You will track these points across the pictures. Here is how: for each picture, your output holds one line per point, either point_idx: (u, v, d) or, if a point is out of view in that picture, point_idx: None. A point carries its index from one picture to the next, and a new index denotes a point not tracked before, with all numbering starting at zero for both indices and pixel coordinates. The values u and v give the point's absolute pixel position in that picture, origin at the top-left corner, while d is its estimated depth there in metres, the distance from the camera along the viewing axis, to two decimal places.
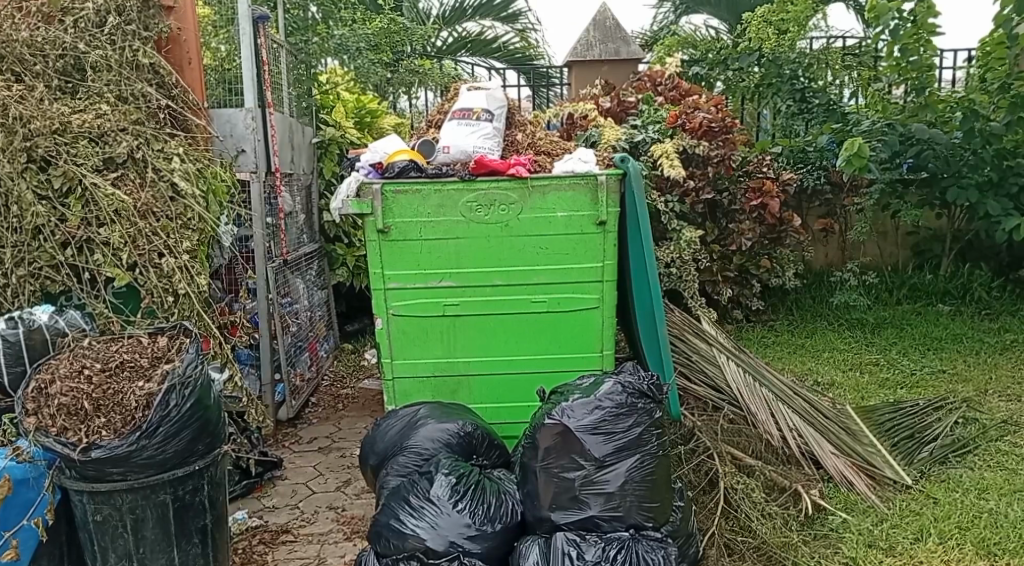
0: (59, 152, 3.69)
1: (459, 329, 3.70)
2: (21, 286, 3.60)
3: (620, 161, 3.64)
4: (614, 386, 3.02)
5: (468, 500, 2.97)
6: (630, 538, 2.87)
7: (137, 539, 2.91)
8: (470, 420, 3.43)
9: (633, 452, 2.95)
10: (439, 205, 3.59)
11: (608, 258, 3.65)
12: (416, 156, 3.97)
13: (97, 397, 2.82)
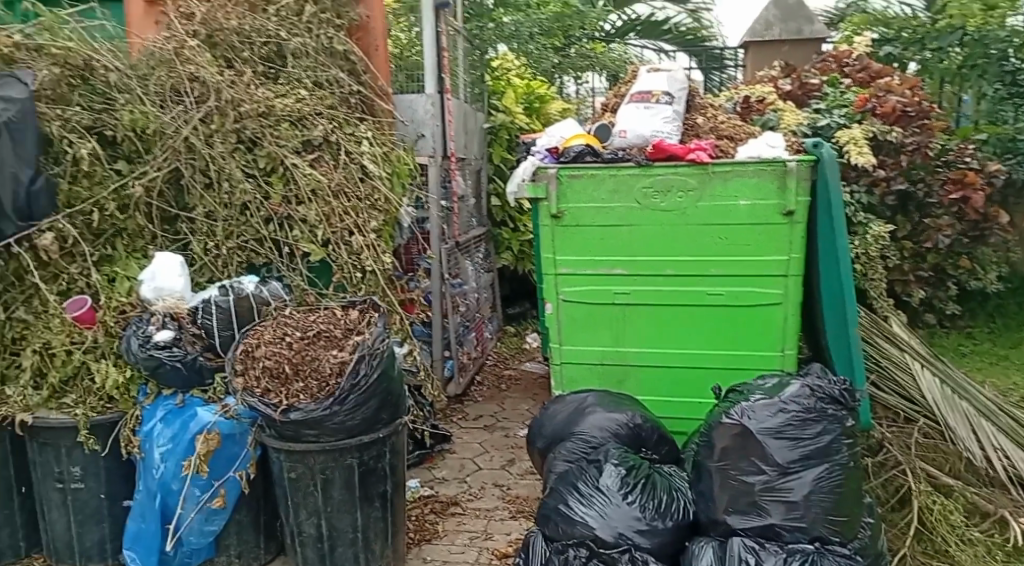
0: (264, 134, 3.98)
1: (630, 317, 3.70)
2: (230, 257, 3.87)
3: (812, 147, 3.51)
4: (801, 389, 2.96)
5: (638, 493, 2.99)
6: (815, 552, 2.80)
7: (325, 498, 3.11)
8: (640, 411, 3.44)
9: (821, 460, 2.88)
10: (615, 190, 3.60)
11: (794, 250, 3.51)
12: (592, 140, 3.99)
13: (296, 362, 3.04)
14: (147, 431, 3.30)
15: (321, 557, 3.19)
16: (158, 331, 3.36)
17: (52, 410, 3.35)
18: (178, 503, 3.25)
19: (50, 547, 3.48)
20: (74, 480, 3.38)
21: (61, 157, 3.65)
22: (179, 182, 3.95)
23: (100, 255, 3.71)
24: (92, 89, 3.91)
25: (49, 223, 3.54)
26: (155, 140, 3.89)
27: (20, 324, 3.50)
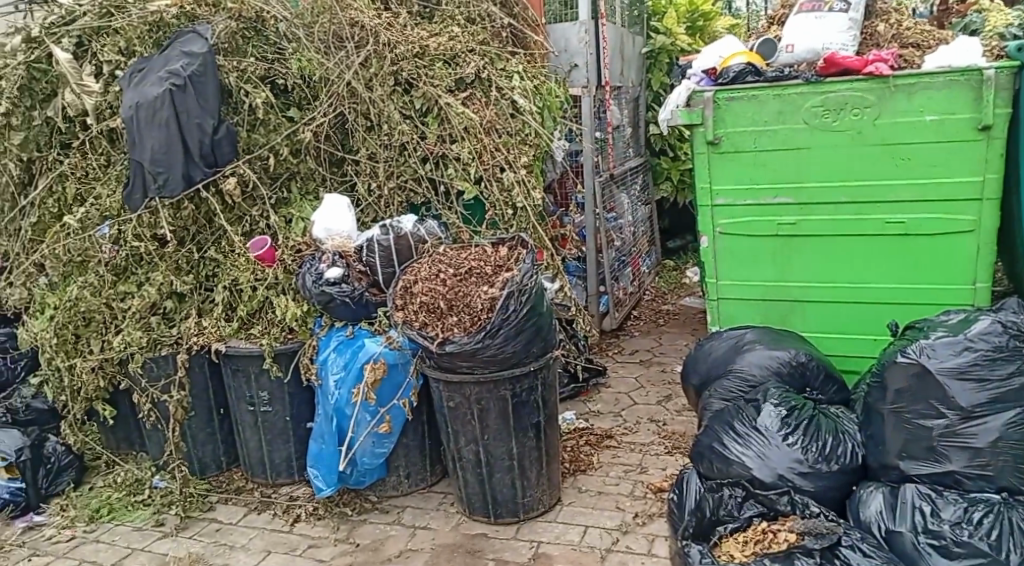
0: (419, 75, 4.06)
1: (796, 249, 3.49)
2: (391, 198, 3.98)
3: (1015, 52, 3.12)
4: (992, 326, 2.71)
5: (800, 434, 2.89)
6: (1002, 503, 2.58)
7: (483, 427, 3.23)
8: (805, 349, 3.27)
9: (1014, 404, 2.65)
10: (780, 111, 3.37)
11: (992, 171, 3.15)
12: (754, 58, 3.72)
13: (450, 298, 3.14)
14: (322, 360, 3.52)
15: (480, 481, 3.32)
16: (329, 268, 3.56)
17: (243, 338, 3.62)
18: (349, 427, 3.45)
19: (246, 461, 3.81)
20: (263, 403, 3.67)
21: (240, 106, 3.92)
22: (344, 126, 4.10)
23: (279, 198, 3.94)
24: (264, 41, 4.10)
25: (232, 169, 3.77)
26: (322, 87, 4.08)
27: (213, 262, 3.82)
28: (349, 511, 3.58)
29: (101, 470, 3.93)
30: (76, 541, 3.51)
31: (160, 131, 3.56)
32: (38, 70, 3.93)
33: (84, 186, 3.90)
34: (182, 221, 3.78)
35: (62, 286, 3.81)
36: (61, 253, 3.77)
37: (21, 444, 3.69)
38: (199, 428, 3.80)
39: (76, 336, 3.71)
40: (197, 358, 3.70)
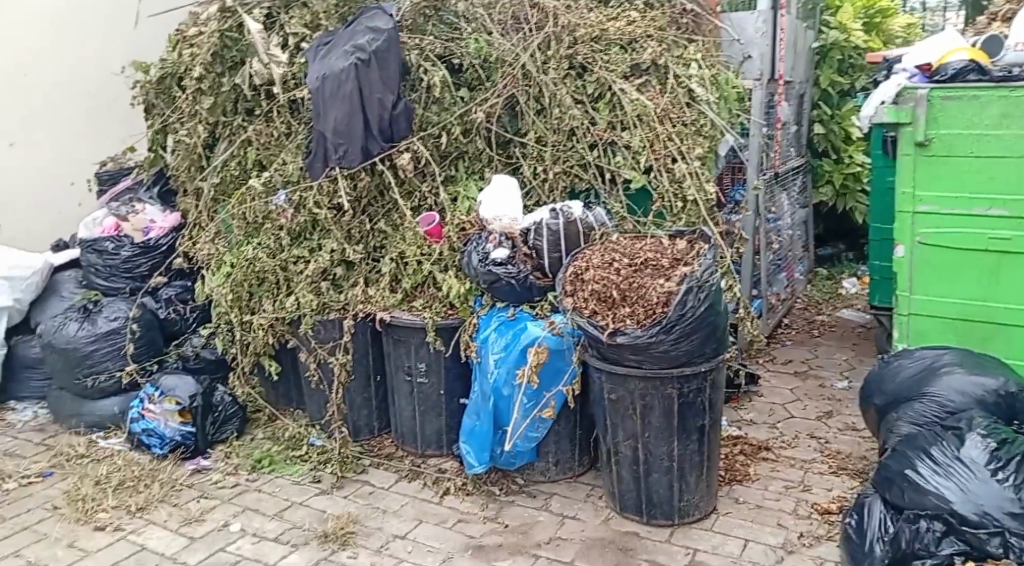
0: (594, 59, 4.03)
1: (1007, 266, 3.25)
2: (555, 182, 3.94)
3: None
4: None
5: (1012, 471, 2.64)
6: None
7: (644, 424, 3.17)
8: (1012, 378, 3.06)
9: None
10: (1004, 114, 3.14)
11: None
12: (978, 56, 3.54)
13: (623, 289, 3.10)
14: (482, 338, 3.54)
15: (636, 478, 3.27)
16: (495, 248, 3.59)
17: (406, 310, 3.69)
18: (512, 410, 3.49)
19: (398, 429, 3.91)
20: (420, 374, 3.74)
21: (417, 84, 3.99)
22: (513, 109, 4.09)
23: (446, 175, 3.99)
24: (440, 21, 4.23)
25: (406, 144, 3.83)
26: (497, 68, 4.08)
27: (380, 234, 3.87)
28: (498, 491, 3.64)
29: (261, 422, 4.20)
30: (239, 488, 3.74)
31: (342, 106, 3.65)
32: (230, 38, 4.11)
33: (266, 153, 4.03)
34: (357, 194, 3.85)
35: (240, 245, 3.94)
36: (246, 215, 3.91)
37: (194, 390, 3.97)
38: (356, 394, 3.91)
39: (250, 294, 3.87)
40: (361, 324, 3.82)
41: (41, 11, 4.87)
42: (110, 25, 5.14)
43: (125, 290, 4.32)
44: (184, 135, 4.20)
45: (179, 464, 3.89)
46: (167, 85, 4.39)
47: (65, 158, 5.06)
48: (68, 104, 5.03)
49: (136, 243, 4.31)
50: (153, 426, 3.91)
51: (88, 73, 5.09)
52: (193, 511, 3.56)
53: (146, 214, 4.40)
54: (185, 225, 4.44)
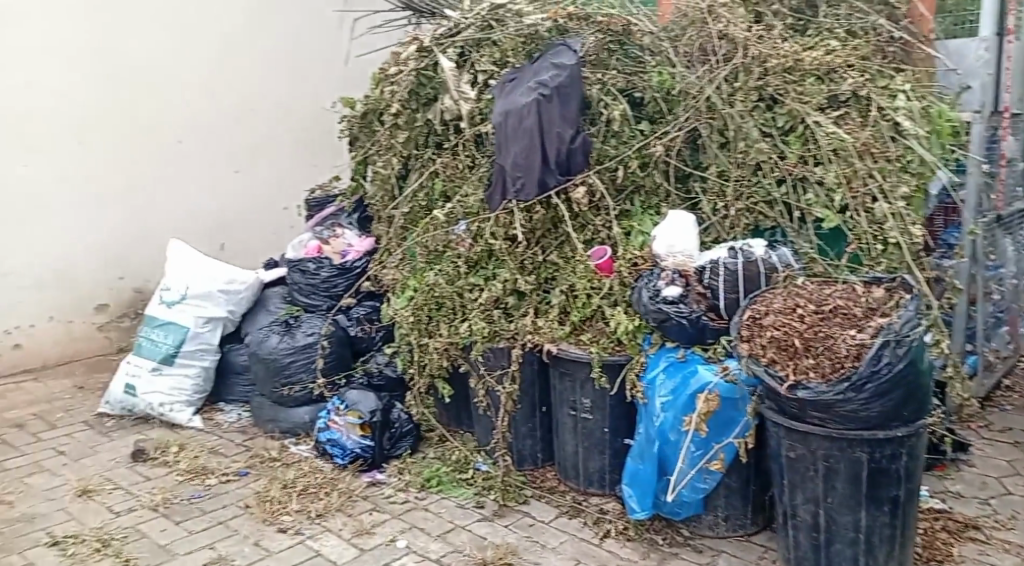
0: (787, 90, 3.83)
1: None
2: (737, 219, 3.78)
3: None
4: None
5: None
6: None
7: (828, 488, 2.97)
8: None
9: None
10: None
11: None
12: None
13: (808, 338, 2.91)
14: (649, 379, 3.44)
15: (815, 547, 3.08)
16: (667, 286, 3.50)
17: (573, 343, 3.66)
18: (678, 459, 3.36)
19: (562, 464, 3.87)
20: (585, 410, 3.69)
21: (597, 118, 3.98)
22: (696, 141, 4.01)
23: (621, 210, 3.91)
24: (625, 55, 4.20)
25: (582, 178, 3.83)
26: (680, 100, 4.01)
27: (553, 266, 3.86)
28: (660, 541, 3.52)
29: (433, 442, 4.29)
30: (409, 505, 3.84)
31: (523, 140, 3.75)
32: (426, 77, 4.28)
33: (451, 185, 4.16)
34: (532, 226, 3.86)
35: (422, 271, 4.05)
36: (428, 243, 4.03)
37: (375, 407, 4.13)
38: (521, 422, 3.93)
39: (429, 318, 3.95)
40: (530, 356, 3.83)
41: (267, 61, 5.90)
42: (321, 68, 6.17)
43: (323, 308, 4.59)
44: (379, 167, 4.42)
45: (357, 475, 4.06)
46: (370, 120, 4.64)
47: (280, 182, 6.09)
48: (285, 137, 6.06)
49: (334, 264, 4.57)
50: (336, 437, 4.13)
51: (308, 110, 6.16)
52: (364, 523, 3.71)
53: (344, 238, 4.71)
54: (378, 249, 4.68)
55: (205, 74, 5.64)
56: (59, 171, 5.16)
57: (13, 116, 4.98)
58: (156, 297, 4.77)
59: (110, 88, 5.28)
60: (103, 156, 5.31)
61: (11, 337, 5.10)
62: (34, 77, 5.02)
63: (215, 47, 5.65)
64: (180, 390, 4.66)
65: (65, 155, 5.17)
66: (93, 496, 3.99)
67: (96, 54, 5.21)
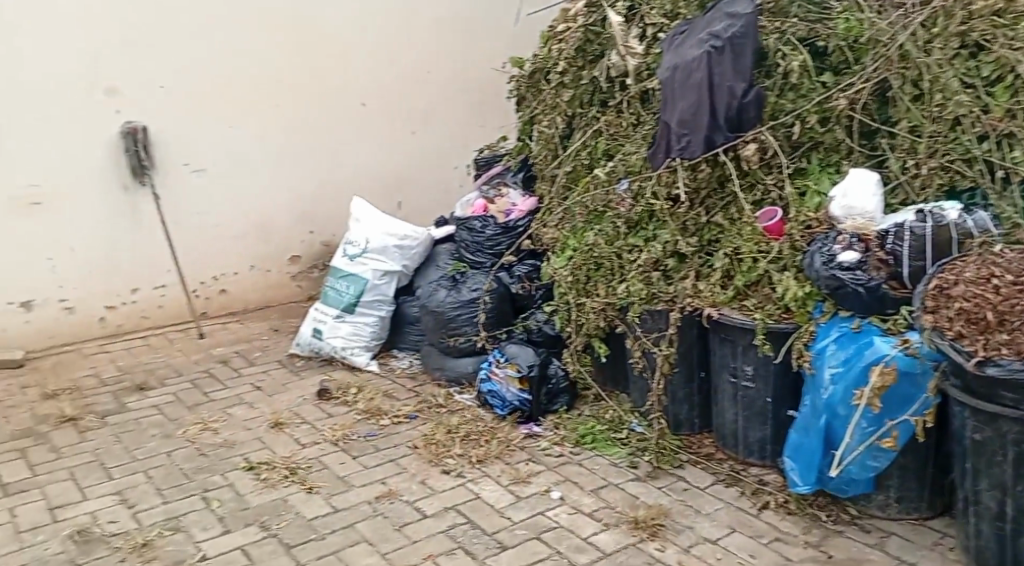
0: (996, 36, 3.41)
1: None
2: (930, 178, 3.45)
3: None
4: None
5: None
6: None
7: (1017, 474, 2.71)
8: None
9: None
10: None
11: None
12: None
13: (1002, 311, 2.65)
14: (819, 349, 3.24)
15: (999, 537, 2.83)
16: (844, 251, 3.25)
17: (736, 308, 3.51)
18: (847, 432, 3.17)
19: (719, 431, 3.78)
20: (745, 378, 3.56)
21: (773, 70, 3.77)
22: (886, 94, 3.70)
23: (796, 167, 3.70)
24: (810, 0, 3.92)
25: (754, 134, 3.65)
26: (868, 49, 3.71)
27: (717, 228, 3.74)
28: (824, 517, 3.37)
29: (589, 400, 4.32)
30: (563, 459, 3.89)
31: (691, 96, 3.63)
32: (593, 33, 4.37)
33: (614, 144, 4.18)
34: (696, 185, 3.74)
35: (582, 231, 4.10)
36: (588, 203, 4.07)
37: (533, 361, 4.21)
38: (678, 386, 3.85)
39: (587, 278, 3.98)
40: (689, 318, 3.72)
41: (441, 23, 6.09)
42: (491, 29, 6.32)
43: (486, 265, 4.72)
44: (544, 125, 4.54)
45: (515, 426, 4.15)
46: (537, 79, 4.74)
47: (450, 141, 6.35)
48: (456, 97, 6.29)
49: (498, 223, 4.71)
50: (496, 388, 4.23)
51: (478, 70, 6.34)
52: (522, 472, 3.78)
53: (509, 199, 4.86)
54: (539, 208, 4.75)
55: (386, 39, 5.89)
56: (259, 132, 5.56)
57: (221, 81, 5.36)
58: (340, 250, 5.13)
59: (301, 55, 5.60)
60: (295, 117, 5.67)
61: (217, 284, 5.61)
62: (239, 45, 5.38)
63: (395, 11, 5.88)
64: (358, 335, 4.94)
65: (264, 118, 5.56)
66: (282, 427, 4.31)
67: (290, 21, 5.52)
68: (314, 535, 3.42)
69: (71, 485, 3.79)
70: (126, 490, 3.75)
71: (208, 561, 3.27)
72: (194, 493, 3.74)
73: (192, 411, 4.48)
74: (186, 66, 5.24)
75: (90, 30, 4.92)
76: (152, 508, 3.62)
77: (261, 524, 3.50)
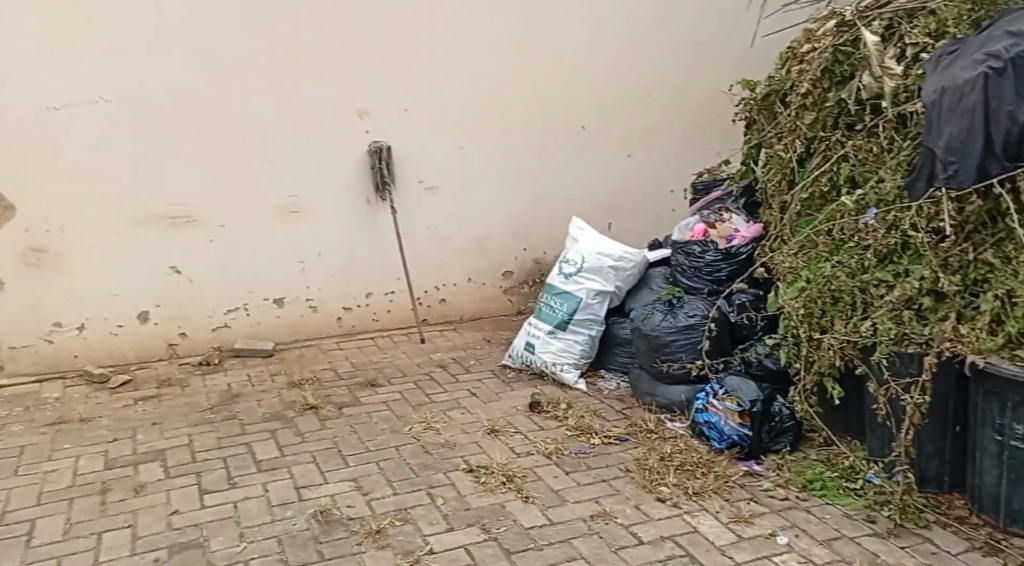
0: None
1: None
2: None
3: None
4: None
5: None
6: None
7: None
8: None
9: None
10: None
11: None
12: None
13: None
14: None
15: None
16: None
17: (1006, 358, 3.23)
18: None
19: (974, 493, 3.45)
20: (1016, 437, 3.24)
21: None
22: None
23: None
24: None
25: None
26: None
27: (986, 266, 3.39)
28: None
29: (817, 443, 4.06)
30: (789, 503, 3.67)
31: (963, 122, 3.30)
32: (844, 53, 4.14)
33: (862, 171, 3.93)
34: (963, 218, 3.43)
35: (820, 262, 3.87)
36: (834, 233, 3.84)
37: (756, 396, 4.02)
38: (929, 439, 3.56)
39: (823, 313, 3.78)
40: (947, 363, 3.46)
41: (670, 43, 5.97)
42: (720, 51, 6.10)
43: (704, 292, 4.67)
44: (780, 150, 4.40)
45: (733, 462, 3.96)
46: (771, 101, 4.69)
47: (670, 163, 6.22)
48: (679, 118, 6.15)
49: (719, 249, 4.65)
50: (714, 420, 4.06)
51: (707, 90, 6.16)
52: (744, 511, 3.61)
53: (732, 223, 4.75)
54: (765, 235, 4.68)
55: (613, 63, 5.88)
56: (489, 154, 5.73)
57: (457, 105, 5.58)
58: (556, 268, 5.15)
59: (532, 79, 5.72)
60: (522, 137, 5.79)
61: (438, 293, 5.83)
62: (475, 69, 5.56)
63: (625, 35, 5.86)
64: (568, 352, 4.95)
65: (495, 141, 5.72)
66: (498, 434, 4.37)
67: (524, 44, 5.64)
68: (533, 544, 3.44)
69: (313, 468, 4.03)
70: (361, 478, 3.95)
71: (434, 555, 3.37)
72: (421, 488, 3.87)
73: (417, 410, 4.65)
74: (428, 90, 5.49)
75: (345, 53, 5.25)
76: (384, 497, 3.78)
77: (482, 526, 3.57)
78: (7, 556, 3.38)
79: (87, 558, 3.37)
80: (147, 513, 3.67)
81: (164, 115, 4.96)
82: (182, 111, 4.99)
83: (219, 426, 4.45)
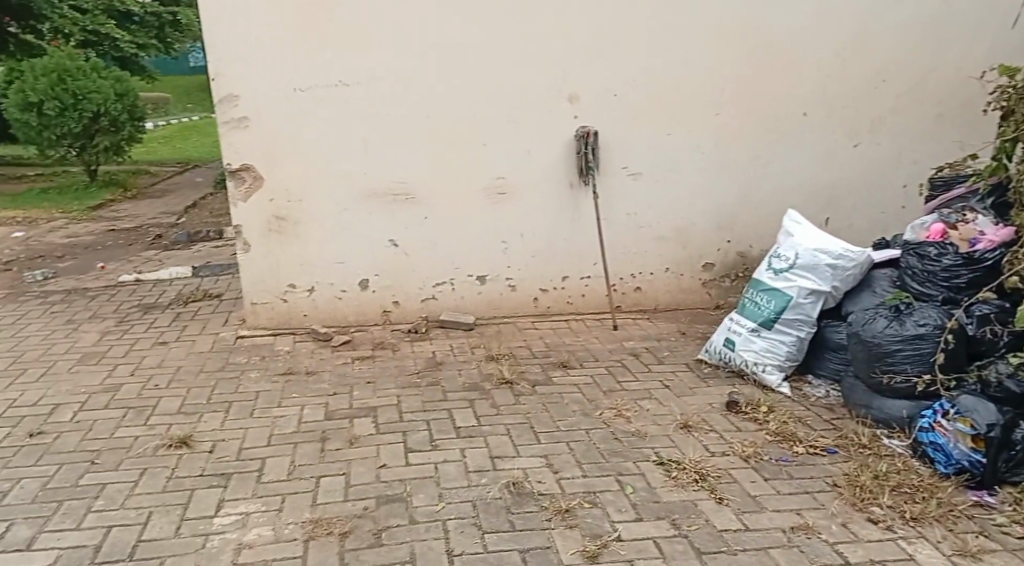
0: None
1: None
2: None
3: None
4: None
5: None
6: None
7: None
8: None
9: None
10: None
11: None
12: None
13: None
14: None
15: None
16: None
17: None
18: None
19: None
20: None
21: None
22: None
23: None
24: None
25: None
26: None
27: None
28: None
29: None
30: None
31: None
32: None
33: None
34: None
35: None
36: None
37: (994, 420, 3.60)
38: None
39: None
40: None
41: (909, 28, 5.40)
42: (974, 31, 5.41)
43: (938, 298, 4.28)
44: None
45: (961, 490, 3.61)
46: None
47: (902, 156, 5.64)
48: (917, 108, 5.55)
49: (960, 253, 4.25)
50: (941, 442, 3.71)
51: (951, 75, 5.49)
52: (972, 545, 3.31)
53: (976, 225, 4.29)
54: (1017, 241, 4.19)
55: (840, 50, 5.41)
56: (700, 145, 5.50)
57: (670, 94, 5.38)
58: (766, 262, 4.86)
59: (751, 66, 5.39)
60: (737, 126, 5.49)
61: (634, 281, 5.69)
62: (690, 55, 5.33)
63: (858, 22, 5.38)
64: (772, 353, 4.66)
65: (708, 131, 5.48)
66: (691, 430, 4.19)
67: (747, 32, 5.33)
68: (726, 548, 3.30)
69: (507, 440, 4.03)
70: (552, 455, 3.91)
71: (623, 544, 3.31)
72: (610, 473, 3.77)
73: (608, 396, 4.55)
74: (642, 75, 5.33)
75: (563, 38, 5.20)
76: (573, 478, 3.73)
77: (672, 522, 3.44)
78: (243, 488, 3.67)
79: (308, 498, 3.59)
80: (360, 463, 3.83)
81: (394, 98, 5.14)
82: (408, 93, 5.14)
83: (423, 390, 4.56)
